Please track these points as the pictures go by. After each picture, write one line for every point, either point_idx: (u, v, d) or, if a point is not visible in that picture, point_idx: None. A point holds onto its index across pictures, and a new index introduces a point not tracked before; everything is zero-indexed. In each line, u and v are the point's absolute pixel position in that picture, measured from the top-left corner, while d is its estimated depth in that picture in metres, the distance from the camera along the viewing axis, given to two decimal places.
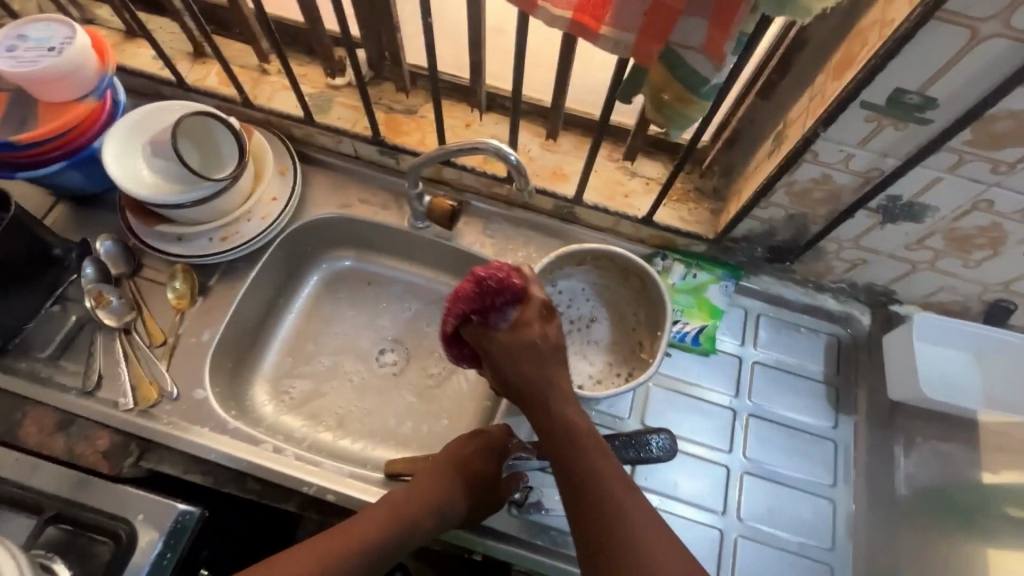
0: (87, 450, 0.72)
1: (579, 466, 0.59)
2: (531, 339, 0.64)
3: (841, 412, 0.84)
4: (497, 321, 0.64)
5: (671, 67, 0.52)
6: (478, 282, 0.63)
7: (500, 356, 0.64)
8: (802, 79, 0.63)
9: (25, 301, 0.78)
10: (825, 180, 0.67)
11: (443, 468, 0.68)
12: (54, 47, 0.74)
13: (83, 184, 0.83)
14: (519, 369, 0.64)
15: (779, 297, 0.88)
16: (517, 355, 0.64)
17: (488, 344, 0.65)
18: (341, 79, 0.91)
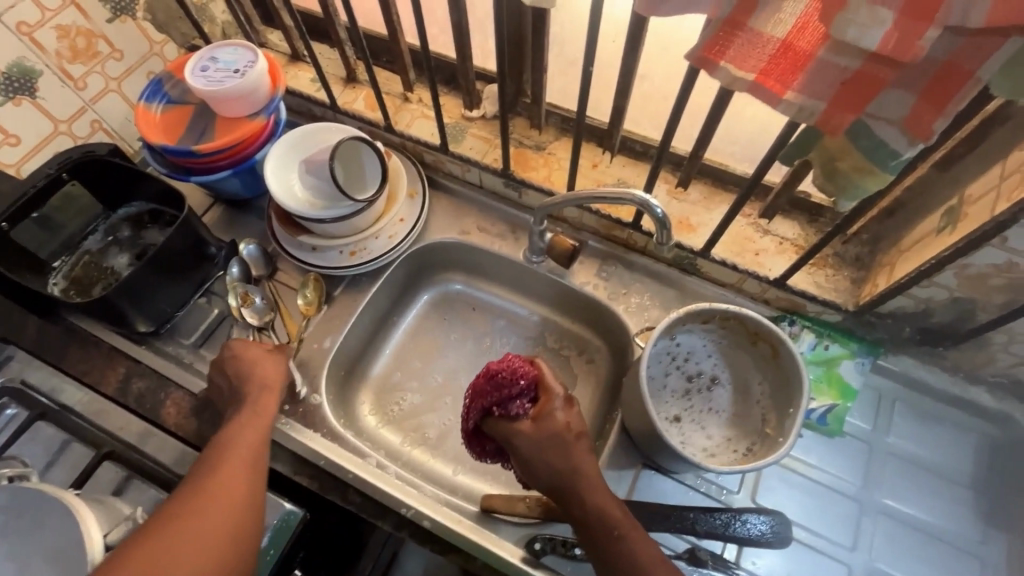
0: (213, 437, 0.77)
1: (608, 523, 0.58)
2: (551, 425, 0.61)
3: (991, 527, 0.74)
4: (516, 410, 0.61)
5: (855, 136, 0.49)
6: (490, 376, 0.64)
7: (525, 454, 0.60)
8: (995, 155, 0.57)
9: (180, 291, 0.86)
10: (1009, 267, 0.59)
11: (267, 398, 0.72)
12: (237, 70, 0.83)
13: (239, 190, 0.92)
14: (549, 461, 0.60)
15: (923, 382, 0.79)
16: (544, 448, 0.60)
17: (510, 437, 0.62)
18: (477, 111, 0.93)
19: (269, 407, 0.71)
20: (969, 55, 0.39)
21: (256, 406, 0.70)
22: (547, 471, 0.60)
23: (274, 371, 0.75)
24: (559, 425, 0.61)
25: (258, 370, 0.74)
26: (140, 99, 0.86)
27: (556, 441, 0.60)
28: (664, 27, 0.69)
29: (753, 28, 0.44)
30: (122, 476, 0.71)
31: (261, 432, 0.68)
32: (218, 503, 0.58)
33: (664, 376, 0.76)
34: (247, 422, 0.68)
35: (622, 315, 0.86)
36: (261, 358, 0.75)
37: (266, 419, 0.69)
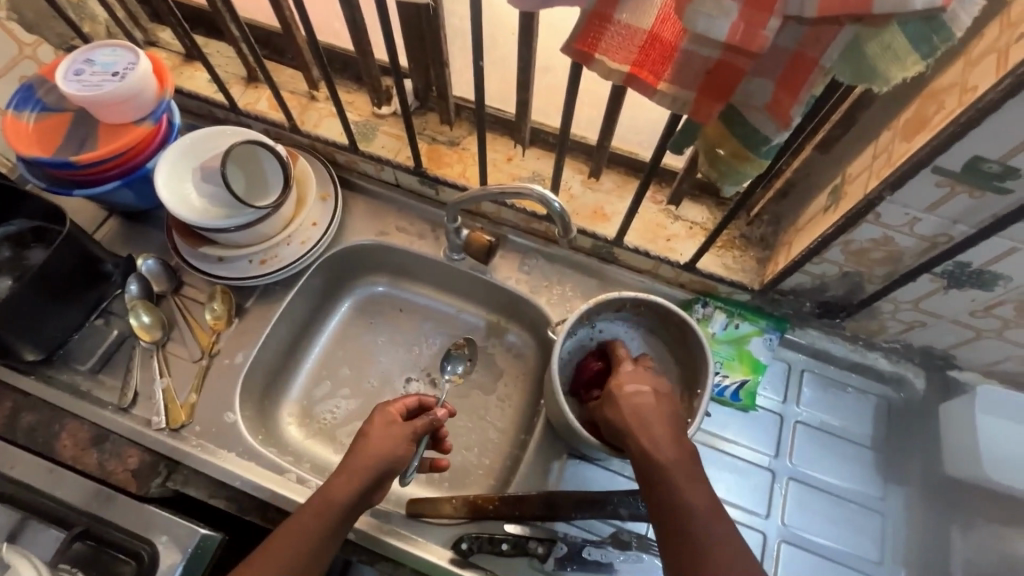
0: (118, 467, 0.72)
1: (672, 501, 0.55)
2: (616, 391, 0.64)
3: (891, 484, 0.79)
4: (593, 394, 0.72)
5: (729, 124, 0.50)
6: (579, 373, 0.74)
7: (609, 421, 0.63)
8: (866, 136, 0.60)
9: (73, 315, 0.80)
10: (887, 241, 0.63)
11: (370, 436, 0.65)
12: (117, 72, 0.77)
13: (134, 202, 0.86)
14: (644, 432, 0.60)
15: (826, 352, 0.83)
16: (631, 424, 0.61)
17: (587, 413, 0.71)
18: (387, 108, 0.91)
19: (364, 450, 0.64)
20: (815, 43, 0.41)
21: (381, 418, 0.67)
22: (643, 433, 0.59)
23: (388, 434, 0.66)
24: (647, 399, 0.63)
25: (378, 427, 0.66)
26: (7, 107, 0.79)
27: (643, 416, 0.61)
28: (558, 20, 0.69)
29: (620, 20, 0.44)
30: (17, 519, 0.66)
31: (354, 484, 0.62)
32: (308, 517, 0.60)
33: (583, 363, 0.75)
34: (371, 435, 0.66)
35: (544, 307, 0.86)
36: (379, 428, 0.66)
37: (361, 465, 0.63)
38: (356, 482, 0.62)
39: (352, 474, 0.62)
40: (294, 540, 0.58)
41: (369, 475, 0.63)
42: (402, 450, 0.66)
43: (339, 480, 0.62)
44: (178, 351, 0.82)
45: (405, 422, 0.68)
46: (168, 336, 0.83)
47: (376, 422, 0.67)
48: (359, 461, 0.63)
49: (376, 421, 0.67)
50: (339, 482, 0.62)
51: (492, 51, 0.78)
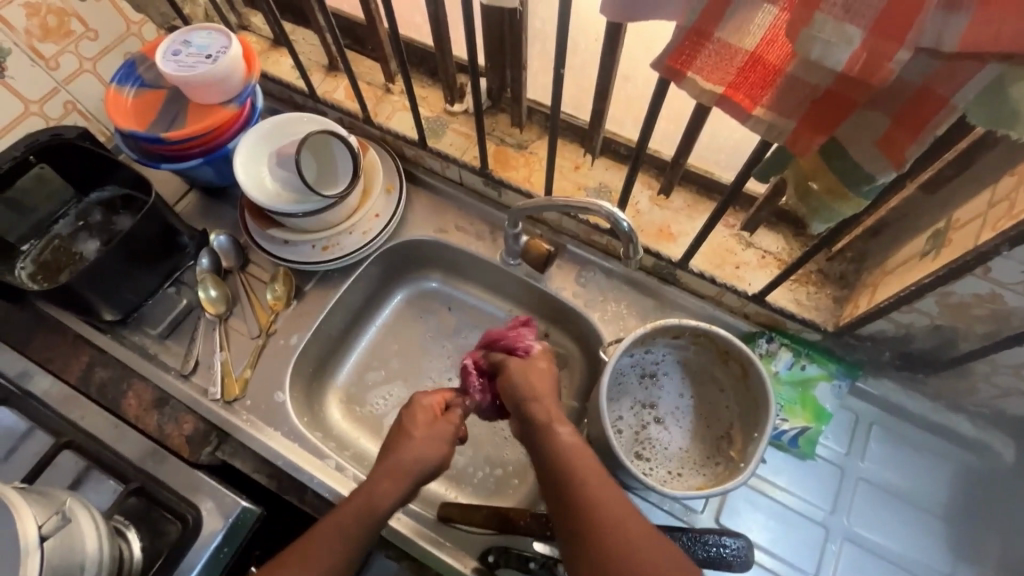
0: (174, 432, 0.76)
1: (616, 528, 0.51)
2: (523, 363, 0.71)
3: (960, 561, 0.71)
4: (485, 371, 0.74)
5: (829, 157, 0.46)
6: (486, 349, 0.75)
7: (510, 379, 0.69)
8: (982, 181, 0.54)
9: (149, 281, 0.84)
10: (992, 298, 0.56)
11: (413, 437, 0.66)
12: (210, 55, 0.80)
13: (213, 179, 0.90)
14: (562, 454, 0.58)
15: (899, 407, 0.77)
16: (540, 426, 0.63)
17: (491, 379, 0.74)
18: (459, 106, 0.91)
19: (407, 447, 0.65)
20: (946, 79, 0.36)
21: (421, 428, 0.67)
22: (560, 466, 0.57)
23: (427, 432, 0.67)
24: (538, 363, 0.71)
25: (421, 426, 0.68)
26: (111, 81, 0.84)
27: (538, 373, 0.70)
28: (646, 30, 0.66)
29: (719, 38, 0.41)
30: (82, 467, 0.71)
31: (399, 483, 0.62)
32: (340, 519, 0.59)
33: (625, 390, 0.74)
34: (408, 444, 0.65)
35: (596, 323, 0.84)
36: (422, 427, 0.68)
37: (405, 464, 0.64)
38: (400, 484, 0.62)
39: (395, 475, 0.63)
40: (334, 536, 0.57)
41: (415, 475, 0.64)
42: (445, 448, 0.67)
43: (383, 484, 0.62)
44: (238, 326, 0.85)
45: (444, 418, 0.70)
46: (231, 311, 0.86)
47: (414, 420, 0.68)
48: (402, 461, 0.64)
49: (417, 420, 0.68)
50: (385, 485, 0.62)
51: (573, 56, 0.75)
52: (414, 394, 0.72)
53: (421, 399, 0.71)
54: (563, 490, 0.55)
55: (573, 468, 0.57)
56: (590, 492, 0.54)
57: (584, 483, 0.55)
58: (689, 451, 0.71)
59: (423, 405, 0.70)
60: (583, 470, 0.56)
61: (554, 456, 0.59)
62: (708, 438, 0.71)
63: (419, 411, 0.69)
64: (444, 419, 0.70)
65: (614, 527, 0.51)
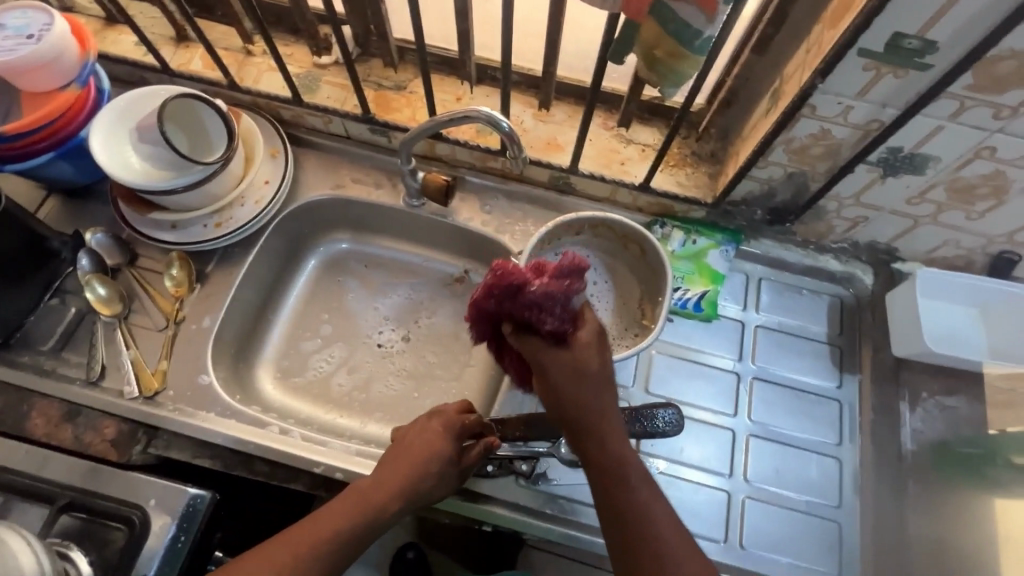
0: (96, 439, 0.72)
1: (635, 505, 0.54)
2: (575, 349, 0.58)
3: (845, 373, 0.84)
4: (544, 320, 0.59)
5: (662, 20, 0.51)
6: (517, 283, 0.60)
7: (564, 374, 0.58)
8: (797, 32, 0.62)
9: (23, 295, 0.77)
10: (825, 135, 0.65)
11: (423, 455, 0.64)
12: (33, 35, 0.72)
13: (73, 176, 0.82)
14: (598, 419, 0.57)
15: (778, 258, 0.87)
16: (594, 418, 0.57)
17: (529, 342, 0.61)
18: (328, 57, 0.89)
19: (414, 463, 0.63)
20: None
21: (419, 443, 0.65)
22: (622, 476, 0.55)
23: (421, 446, 0.65)
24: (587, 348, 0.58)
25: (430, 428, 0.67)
26: None
27: (601, 379, 0.58)
28: None
29: None
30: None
31: (382, 491, 0.61)
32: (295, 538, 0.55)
33: None
34: (407, 447, 0.65)
35: (509, 243, 0.87)
36: (417, 435, 0.66)
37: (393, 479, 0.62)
38: (365, 515, 0.58)
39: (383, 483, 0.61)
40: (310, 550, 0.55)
41: (398, 496, 0.61)
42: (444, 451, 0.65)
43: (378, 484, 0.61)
44: (143, 321, 0.80)
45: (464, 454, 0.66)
46: (130, 309, 0.81)
47: (417, 440, 0.65)
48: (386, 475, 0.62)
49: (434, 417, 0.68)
50: (354, 502, 0.59)
51: None
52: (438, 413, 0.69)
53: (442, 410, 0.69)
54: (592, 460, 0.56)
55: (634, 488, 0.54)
56: (617, 466, 0.55)
57: (609, 454, 0.56)
58: (607, 331, 0.77)
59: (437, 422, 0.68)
60: (623, 462, 0.55)
61: (590, 434, 0.57)
62: (622, 319, 0.77)
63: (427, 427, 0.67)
64: (454, 447, 0.66)
65: (629, 484, 0.54)
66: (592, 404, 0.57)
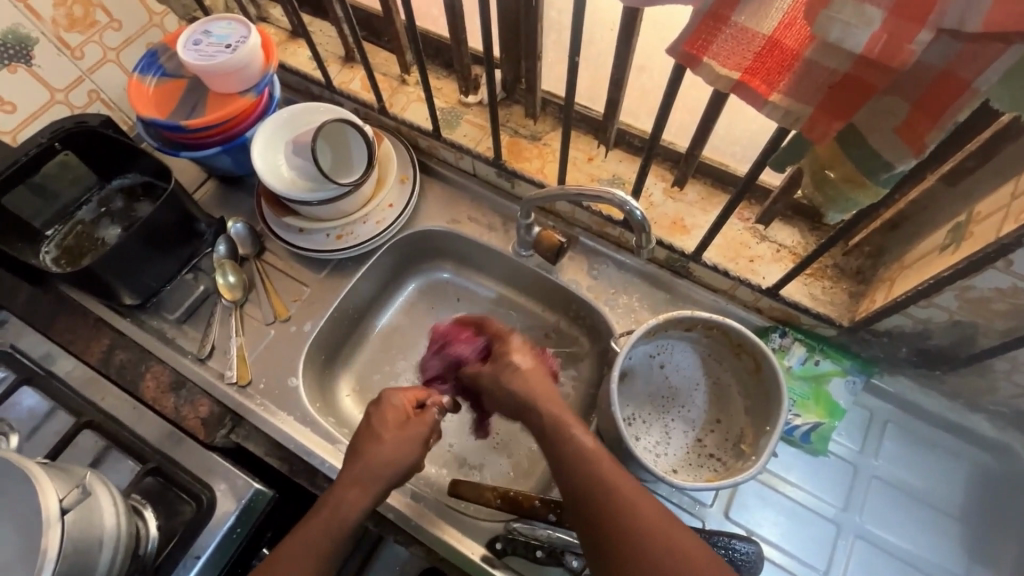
0: (190, 414, 0.77)
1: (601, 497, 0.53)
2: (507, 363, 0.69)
3: (973, 562, 0.70)
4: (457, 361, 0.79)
5: (846, 146, 0.45)
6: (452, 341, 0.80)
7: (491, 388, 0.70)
8: (1004, 174, 0.53)
9: (167, 267, 0.86)
10: (1014, 293, 0.55)
11: (384, 441, 0.65)
12: (230, 45, 0.81)
13: (232, 168, 0.91)
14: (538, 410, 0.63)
15: (915, 404, 0.75)
16: (553, 431, 0.60)
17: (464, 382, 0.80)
18: (474, 97, 0.91)
19: (370, 463, 0.64)
20: (968, 62, 0.36)
21: (388, 428, 0.67)
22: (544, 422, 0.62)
23: (399, 430, 0.67)
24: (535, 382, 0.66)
25: (392, 429, 0.67)
26: (133, 70, 0.86)
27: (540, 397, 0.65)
28: (662, 19, 0.66)
29: (737, 22, 0.40)
30: (102, 446, 0.72)
31: (367, 494, 0.62)
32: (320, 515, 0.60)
33: (633, 381, 0.74)
34: (376, 448, 0.65)
35: (608, 315, 0.83)
36: (393, 427, 0.67)
37: (367, 468, 0.63)
38: (369, 492, 0.62)
39: (366, 482, 0.63)
40: (322, 528, 0.59)
41: (382, 483, 0.63)
42: (418, 449, 0.67)
43: (352, 490, 0.62)
44: (254, 313, 0.87)
45: (417, 417, 0.69)
46: (247, 297, 0.88)
47: (387, 419, 0.68)
48: (370, 467, 0.63)
49: (388, 422, 0.67)
50: (352, 495, 0.62)
51: (590, 47, 0.75)
52: (385, 392, 0.71)
53: (385, 399, 0.70)
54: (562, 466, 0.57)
55: (585, 452, 0.57)
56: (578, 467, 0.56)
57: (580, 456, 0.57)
58: (690, 447, 0.72)
59: (393, 403, 0.69)
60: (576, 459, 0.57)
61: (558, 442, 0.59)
62: (717, 436, 0.72)
63: (389, 417, 0.68)
64: (417, 419, 0.69)
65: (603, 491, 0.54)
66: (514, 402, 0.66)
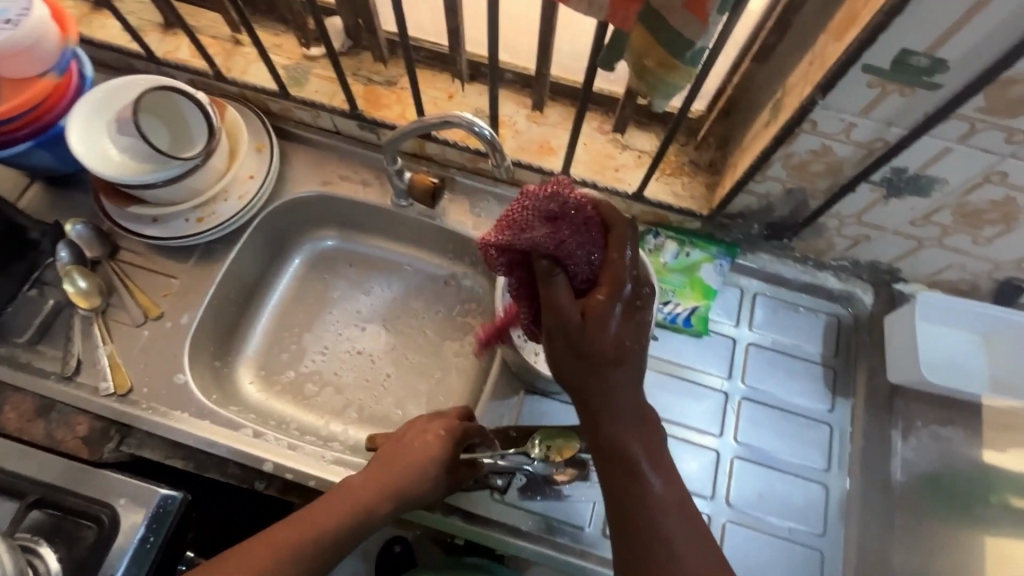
0: (68, 436, 0.72)
1: (649, 512, 0.53)
2: (599, 334, 0.52)
3: (837, 397, 0.81)
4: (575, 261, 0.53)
5: (653, 30, 0.48)
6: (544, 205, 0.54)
7: (565, 342, 0.53)
8: (799, 45, 0.59)
9: (2, 287, 0.77)
10: (826, 152, 0.62)
11: (413, 452, 0.65)
12: (9, 19, 0.70)
13: (54, 165, 0.81)
14: (614, 423, 0.56)
15: (776, 274, 0.84)
16: (612, 445, 0.55)
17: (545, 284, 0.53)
18: (317, 49, 0.86)
19: (388, 471, 0.64)
20: None
21: (408, 450, 0.65)
22: (614, 431, 0.55)
23: (424, 450, 0.65)
24: (628, 356, 0.54)
25: (423, 448, 0.65)
26: None
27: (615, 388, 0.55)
28: None
29: None
30: None
31: (371, 499, 0.62)
32: (313, 518, 0.59)
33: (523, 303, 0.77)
34: (395, 460, 0.65)
35: None
36: (420, 447, 0.66)
37: (387, 474, 0.64)
38: (379, 496, 0.62)
39: (380, 485, 0.63)
40: (310, 529, 0.59)
41: (390, 499, 0.63)
42: (442, 479, 0.65)
43: (360, 484, 0.63)
44: (120, 317, 0.79)
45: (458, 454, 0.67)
46: (109, 303, 0.80)
47: (419, 438, 0.66)
48: (388, 475, 0.64)
49: (418, 444, 0.66)
50: (359, 487, 0.62)
51: None
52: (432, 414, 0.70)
53: (441, 414, 0.70)
54: (621, 466, 0.55)
55: (653, 480, 0.55)
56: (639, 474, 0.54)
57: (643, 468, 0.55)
58: None
59: (436, 428, 0.68)
60: (633, 471, 0.55)
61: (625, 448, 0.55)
62: None
63: (428, 431, 0.67)
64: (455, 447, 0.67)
65: (651, 506, 0.54)
66: (592, 392, 0.55)
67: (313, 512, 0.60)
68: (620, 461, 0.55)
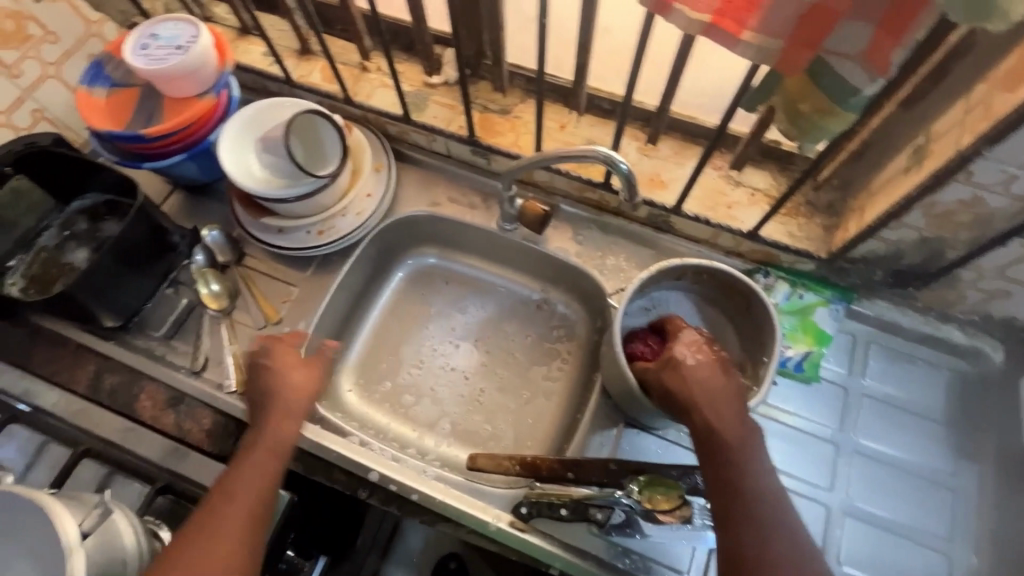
0: (193, 427, 0.76)
1: (745, 496, 0.54)
2: (678, 357, 0.63)
3: (961, 459, 0.76)
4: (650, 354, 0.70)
5: (816, 76, 0.48)
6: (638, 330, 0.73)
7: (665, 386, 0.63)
8: (956, 92, 0.57)
9: (145, 284, 0.84)
10: (975, 202, 0.59)
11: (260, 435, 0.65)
12: (180, 46, 0.78)
13: (197, 175, 0.88)
14: (715, 407, 0.59)
15: (894, 323, 0.80)
16: (709, 426, 0.58)
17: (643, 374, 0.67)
18: (438, 77, 0.91)
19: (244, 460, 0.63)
20: None
21: (278, 408, 0.69)
22: (717, 415, 0.58)
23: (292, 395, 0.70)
24: (710, 372, 0.61)
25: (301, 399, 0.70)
26: (80, 83, 0.82)
27: (711, 394, 0.60)
28: None
29: None
30: (104, 474, 0.70)
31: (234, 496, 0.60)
32: (223, 523, 0.58)
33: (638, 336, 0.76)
34: (249, 443, 0.65)
35: (598, 277, 0.85)
36: (297, 393, 0.70)
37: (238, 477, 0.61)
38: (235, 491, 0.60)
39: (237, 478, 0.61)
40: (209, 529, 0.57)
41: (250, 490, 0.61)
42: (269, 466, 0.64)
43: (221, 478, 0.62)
44: (244, 319, 0.85)
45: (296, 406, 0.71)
46: (234, 305, 0.86)
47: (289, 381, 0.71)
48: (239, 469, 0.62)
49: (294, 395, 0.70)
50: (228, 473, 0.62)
51: None
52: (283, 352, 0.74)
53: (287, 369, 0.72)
54: (718, 448, 0.57)
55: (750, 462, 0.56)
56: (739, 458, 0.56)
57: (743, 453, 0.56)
58: None
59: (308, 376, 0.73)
60: (733, 455, 0.56)
61: (722, 431, 0.57)
62: None
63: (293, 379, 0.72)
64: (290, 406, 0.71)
65: (752, 492, 0.54)
66: (687, 391, 0.61)
67: (231, 489, 0.60)
68: (727, 447, 0.56)
